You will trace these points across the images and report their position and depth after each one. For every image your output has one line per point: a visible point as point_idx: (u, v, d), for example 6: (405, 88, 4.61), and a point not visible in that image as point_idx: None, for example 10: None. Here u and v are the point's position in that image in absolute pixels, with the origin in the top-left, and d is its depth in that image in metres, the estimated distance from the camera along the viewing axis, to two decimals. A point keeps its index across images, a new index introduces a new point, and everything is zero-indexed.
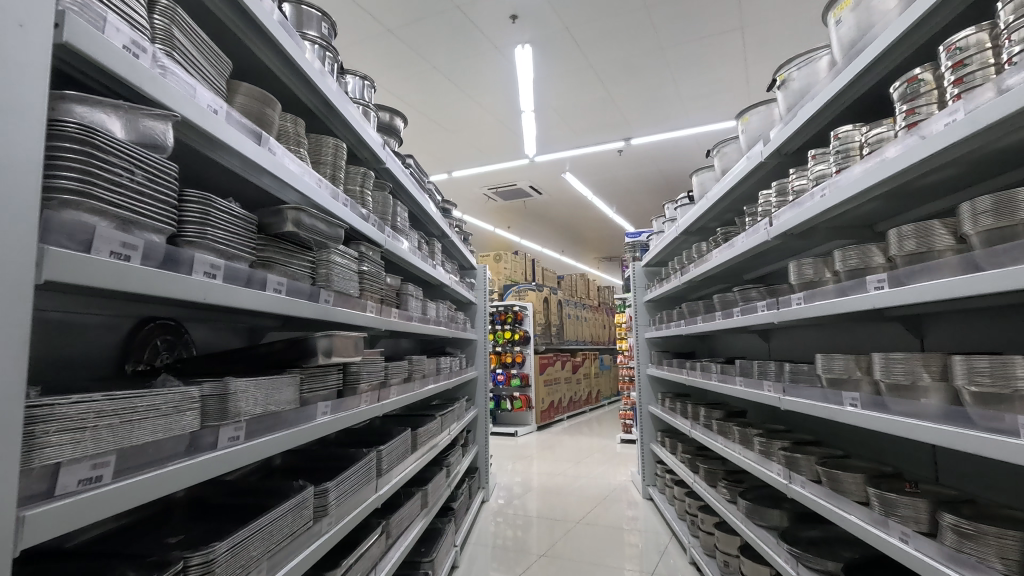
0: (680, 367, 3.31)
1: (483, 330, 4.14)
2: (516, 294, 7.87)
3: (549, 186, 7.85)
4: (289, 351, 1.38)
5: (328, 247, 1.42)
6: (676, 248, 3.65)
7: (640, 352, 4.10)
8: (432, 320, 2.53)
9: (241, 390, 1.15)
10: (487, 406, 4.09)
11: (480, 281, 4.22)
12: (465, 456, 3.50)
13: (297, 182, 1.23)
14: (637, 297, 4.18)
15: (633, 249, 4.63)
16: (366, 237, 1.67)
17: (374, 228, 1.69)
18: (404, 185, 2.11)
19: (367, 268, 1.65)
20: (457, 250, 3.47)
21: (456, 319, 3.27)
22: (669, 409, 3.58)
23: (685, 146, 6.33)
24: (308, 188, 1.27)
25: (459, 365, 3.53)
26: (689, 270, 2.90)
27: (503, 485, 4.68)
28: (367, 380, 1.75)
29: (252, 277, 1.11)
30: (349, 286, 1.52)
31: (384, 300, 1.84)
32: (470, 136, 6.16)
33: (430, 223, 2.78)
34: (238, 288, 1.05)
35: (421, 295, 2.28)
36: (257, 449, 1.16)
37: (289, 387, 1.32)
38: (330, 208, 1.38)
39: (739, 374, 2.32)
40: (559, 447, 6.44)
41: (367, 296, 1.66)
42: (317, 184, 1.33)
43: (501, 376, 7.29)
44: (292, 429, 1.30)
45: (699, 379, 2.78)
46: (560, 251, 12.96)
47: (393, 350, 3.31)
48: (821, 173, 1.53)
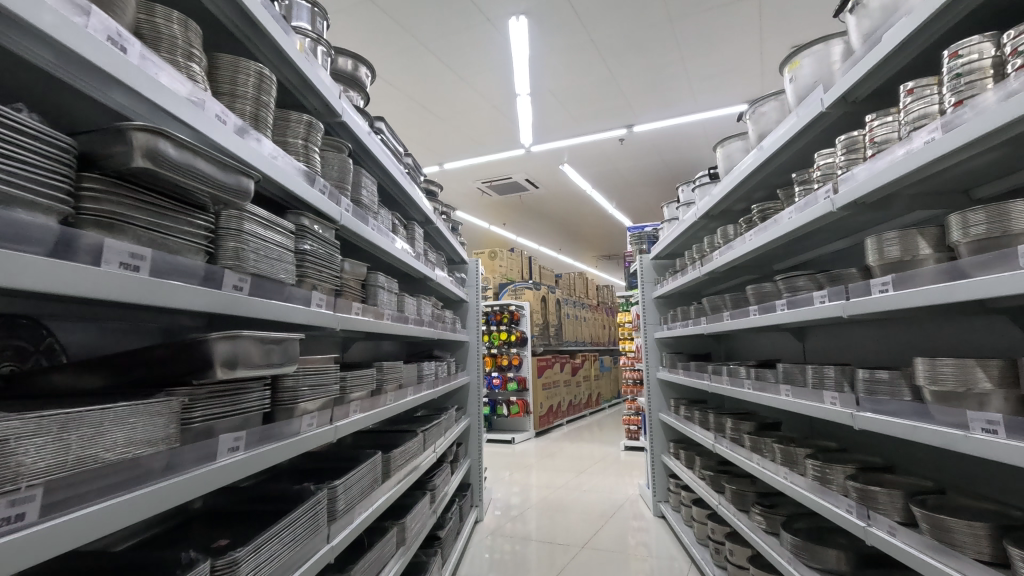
0: (697, 371, 2.91)
1: (475, 330, 3.75)
2: (513, 292, 7.48)
3: (546, 179, 7.48)
4: (177, 360, 0.94)
5: (237, 208, 1.02)
6: (691, 238, 3.26)
7: (649, 354, 3.71)
8: (412, 318, 2.14)
9: (39, 432, 0.64)
10: (481, 414, 3.69)
11: (471, 277, 3.84)
12: (456, 473, 3.10)
13: (173, 105, 0.83)
14: (645, 293, 3.78)
15: (640, 241, 4.24)
16: (310, 206, 1.27)
17: (323, 195, 1.30)
18: (372, 152, 1.72)
19: (311, 247, 1.26)
20: (444, 240, 3.08)
21: (443, 318, 2.88)
22: (683, 418, 3.19)
23: (691, 133, 5.97)
24: (193, 117, 0.87)
25: (448, 370, 3.14)
26: (710, 259, 2.51)
27: (499, 500, 4.28)
28: (319, 395, 1.34)
29: (70, 242, 0.69)
30: (278, 269, 1.12)
31: (339, 291, 1.44)
32: (462, 124, 5.76)
33: (410, 205, 2.38)
34: (44, 262, 0.63)
35: (394, 287, 1.88)
36: (63, 540, 0.64)
37: (166, 417, 0.84)
38: (233, 151, 0.97)
39: (781, 381, 1.93)
40: (559, 455, 6.04)
41: (312, 283, 1.26)
42: (212, 116, 0.92)
43: (497, 380, 6.90)
44: (183, 475, 0.86)
45: (724, 387, 2.38)
46: (557, 249, 12.56)
47: (371, 355, 2.91)
48: (920, 113, 1.15)
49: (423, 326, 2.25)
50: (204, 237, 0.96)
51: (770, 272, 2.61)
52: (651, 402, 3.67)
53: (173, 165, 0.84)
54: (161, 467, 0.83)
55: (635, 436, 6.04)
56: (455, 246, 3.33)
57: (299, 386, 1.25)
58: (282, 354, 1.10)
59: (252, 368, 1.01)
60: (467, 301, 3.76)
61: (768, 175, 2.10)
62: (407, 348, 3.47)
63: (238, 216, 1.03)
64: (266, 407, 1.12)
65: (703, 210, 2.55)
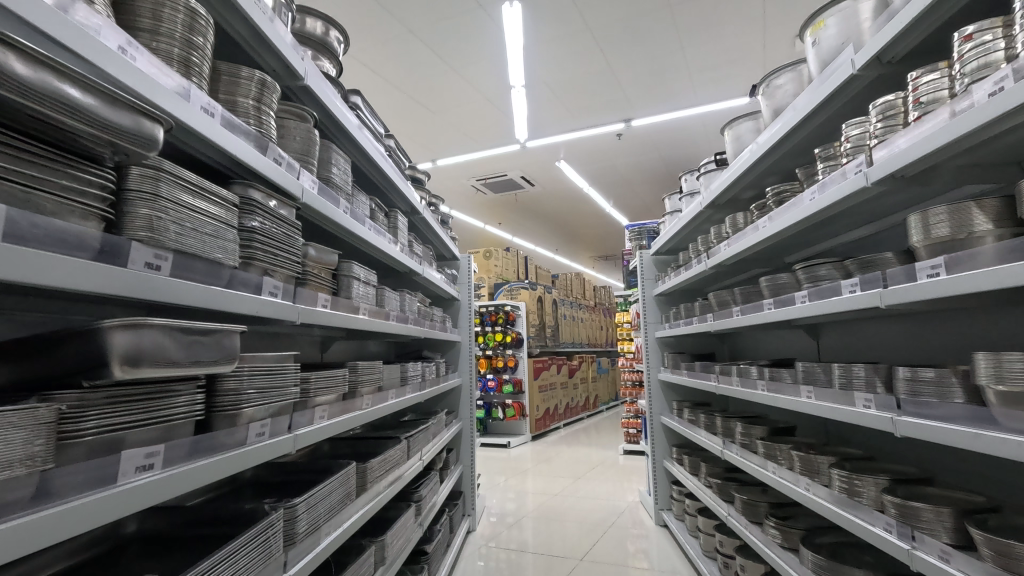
0: (700, 371, 2.72)
1: (468, 329, 3.57)
2: (508, 292, 7.30)
3: (542, 176, 7.31)
4: (81, 355, 0.76)
5: (148, 164, 0.85)
6: (694, 232, 3.09)
7: (649, 354, 3.54)
8: (395, 314, 1.95)
9: None
10: (474, 418, 3.51)
11: (463, 275, 3.66)
12: (446, 482, 2.91)
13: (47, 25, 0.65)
14: (645, 291, 3.61)
15: (639, 237, 4.06)
16: (261, 180, 1.10)
17: (280, 168, 1.12)
18: (345, 127, 1.55)
19: (260, 225, 1.07)
20: (433, 233, 2.90)
21: (432, 317, 2.69)
22: (686, 421, 3.01)
23: (690, 128, 5.81)
24: (80, 44, 0.69)
25: (439, 371, 2.96)
26: (715, 251, 2.34)
27: (494, 509, 4.09)
28: (276, 399, 1.16)
29: None
30: (214, 246, 0.94)
31: (301, 280, 1.26)
32: (454, 117, 5.59)
33: (392, 193, 2.20)
34: None
35: (371, 279, 1.70)
36: None
37: (38, 433, 0.65)
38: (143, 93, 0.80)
39: (800, 382, 1.75)
40: (555, 460, 5.86)
41: (263, 267, 1.08)
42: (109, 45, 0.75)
43: (492, 383, 6.71)
44: (63, 503, 0.66)
45: (732, 388, 2.19)
46: (553, 249, 12.39)
47: (354, 356, 2.72)
48: (983, 59, 0.99)
49: (407, 323, 2.07)
50: (101, 200, 0.78)
51: (781, 264, 2.44)
52: (652, 405, 3.50)
53: (43, 102, 0.67)
54: (29, 497, 0.63)
55: (634, 440, 5.86)
56: (446, 241, 3.15)
57: (246, 387, 1.06)
58: (212, 348, 0.92)
59: (167, 368, 0.83)
60: (459, 299, 3.58)
61: (782, 156, 1.93)
62: (394, 350, 3.29)
63: (153, 177, 0.86)
64: (200, 413, 0.94)
65: (708, 198, 2.38)
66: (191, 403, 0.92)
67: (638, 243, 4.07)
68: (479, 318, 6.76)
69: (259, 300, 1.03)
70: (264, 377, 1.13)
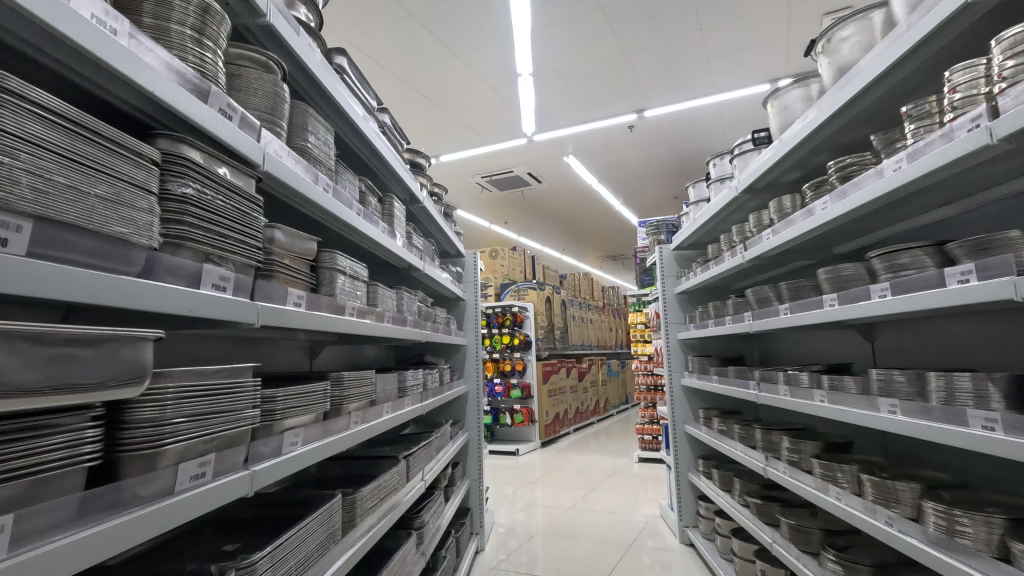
0: (732, 376, 2.44)
1: (474, 331, 3.30)
2: (515, 293, 7.03)
3: (549, 172, 7.04)
4: None
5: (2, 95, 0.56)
6: (722, 223, 2.82)
7: (671, 358, 3.26)
8: (392, 314, 1.69)
9: None
10: (481, 428, 3.24)
11: (468, 272, 3.39)
12: (451, 501, 2.63)
13: None
14: (666, 289, 3.34)
15: (658, 231, 3.79)
16: (197, 140, 0.84)
17: (234, 128, 0.87)
18: (327, 89, 1.30)
19: (195, 191, 0.81)
20: (435, 226, 2.64)
21: (434, 318, 2.43)
22: (715, 432, 2.73)
23: (706, 117, 5.55)
24: None
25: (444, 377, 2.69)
26: (755, 241, 2.07)
27: (503, 524, 3.81)
28: (220, 426, 0.89)
29: None
30: (121, 216, 0.67)
31: (263, 272, 1.00)
32: (458, 110, 5.34)
33: (388, 176, 1.94)
34: None
35: (361, 273, 1.43)
36: None
37: None
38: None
39: (870, 391, 1.47)
40: (566, 468, 5.58)
41: (201, 250, 0.82)
42: None
43: (499, 387, 6.44)
44: None
45: (776, 397, 1.92)
46: (560, 249, 12.12)
47: (348, 363, 2.46)
48: None
49: (405, 325, 1.80)
50: None
51: (827, 256, 2.16)
52: (675, 413, 3.22)
53: None
54: None
55: (649, 446, 5.57)
56: (450, 236, 2.89)
57: (176, 413, 0.80)
58: (101, 364, 0.65)
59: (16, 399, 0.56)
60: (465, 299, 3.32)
61: (841, 127, 1.66)
62: (392, 355, 3.03)
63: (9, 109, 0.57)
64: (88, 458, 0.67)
65: (745, 182, 2.11)
66: (73, 440, 0.65)
67: (656, 237, 3.79)
68: (484, 320, 6.50)
69: (194, 292, 0.76)
70: (206, 395, 0.87)
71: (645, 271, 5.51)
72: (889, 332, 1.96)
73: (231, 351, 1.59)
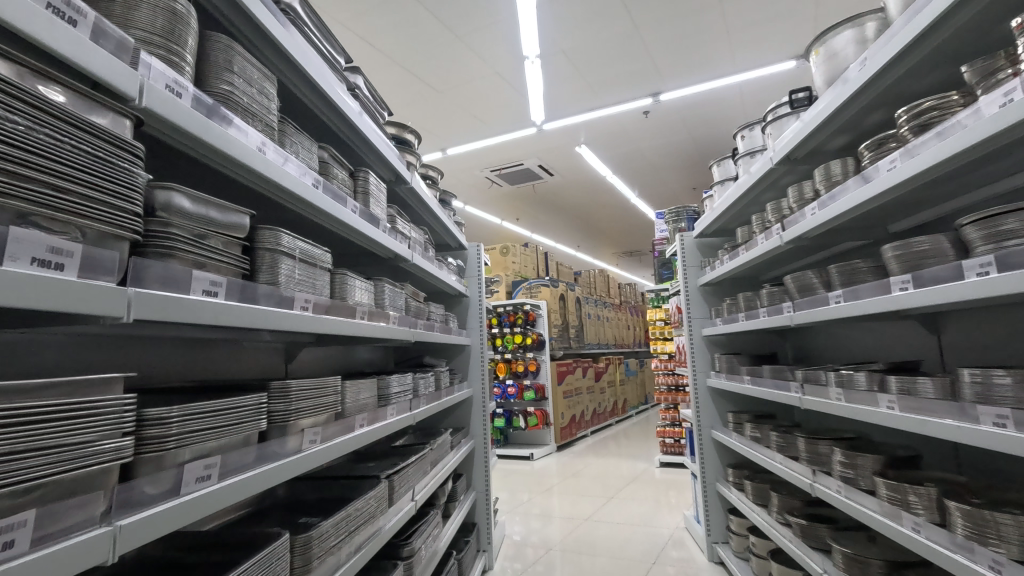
0: (767, 377, 2.14)
1: (478, 330, 3.04)
2: (528, 290, 6.76)
3: (561, 164, 6.76)
4: None
5: None
6: (752, 204, 2.52)
7: (695, 356, 2.96)
8: (367, 310, 1.43)
9: None
10: (488, 435, 2.97)
11: (471, 267, 3.13)
12: (454, 518, 2.36)
13: None
14: (688, 281, 3.04)
15: (678, 218, 3.48)
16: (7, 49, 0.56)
17: (90, 48, 0.60)
18: (268, 28, 1.05)
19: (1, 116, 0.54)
20: (431, 214, 2.38)
21: (430, 316, 2.17)
22: (747, 440, 2.43)
23: (727, 101, 5.23)
24: None
25: (444, 380, 2.43)
26: (795, 219, 1.77)
27: (514, 537, 3.55)
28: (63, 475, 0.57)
29: None
30: None
31: (146, 251, 0.74)
32: (464, 98, 5.09)
33: (368, 152, 1.69)
34: None
35: (319, 257, 1.18)
36: None
37: None
38: None
39: (953, 396, 1.17)
40: (583, 473, 5.29)
41: (14, 208, 0.53)
42: None
43: (512, 389, 6.17)
44: None
45: (826, 401, 1.62)
46: (574, 246, 11.80)
47: (335, 367, 2.21)
48: None
49: (387, 321, 1.55)
50: None
51: (881, 235, 1.86)
52: (700, 417, 2.92)
53: None
54: None
55: (670, 451, 5.26)
56: (448, 226, 2.63)
57: None
58: None
59: None
60: (468, 295, 3.06)
61: (909, 72, 1.37)
62: (388, 357, 2.79)
63: None
64: None
65: (783, 151, 1.82)
66: None
67: (676, 225, 3.49)
68: (496, 319, 6.23)
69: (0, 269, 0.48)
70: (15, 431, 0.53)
71: (664, 265, 5.21)
72: (961, 323, 1.65)
73: (179, 353, 1.35)
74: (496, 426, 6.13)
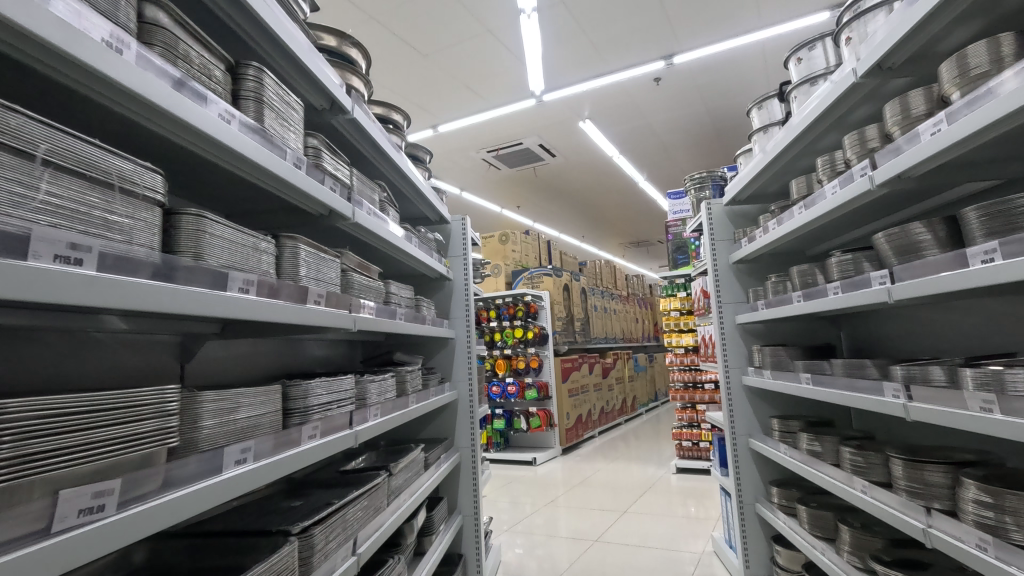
0: (839, 376, 1.61)
1: (463, 321, 2.52)
2: (528, 280, 6.23)
3: (564, 142, 6.23)
4: None
5: None
6: (804, 155, 1.99)
7: (726, 349, 2.44)
8: (254, 281, 0.91)
9: None
10: (476, 446, 2.46)
11: (455, 245, 2.60)
12: (433, 554, 1.84)
13: None
14: (716, 257, 2.51)
15: (702, 186, 2.95)
16: None
17: None
18: None
19: None
20: (395, 171, 1.86)
21: (389, 299, 1.66)
22: (802, 456, 1.90)
23: (747, 64, 4.70)
24: None
25: (417, 382, 1.91)
26: (890, 151, 1.24)
27: (511, 563, 3.03)
28: None
29: None
30: None
31: None
32: (453, 64, 4.56)
33: (278, 58, 1.17)
34: None
35: (112, 171, 0.68)
36: None
37: None
38: None
39: None
40: (591, 480, 4.78)
41: None
42: None
43: (512, 388, 5.66)
44: None
45: (956, 415, 1.08)
46: (578, 235, 11.24)
47: (269, 368, 1.71)
48: None
49: (297, 299, 1.04)
50: None
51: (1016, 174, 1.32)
52: (734, 423, 2.40)
53: None
54: None
55: (688, 455, 4.73)
56: (422, 190, 2.10)
57: None
58: None
59: None
60: (451, 279, 2.54)
61: None
62: (348, 355, 2.28)
63: None
64: None
65: (873, 56, 1.29)
66: None
67: (699, 194, 2.96)
68: (494, 312, 5.72)
69: None
70: None
71: (680, 249, 4.75)
72: None
73: None
74: (495, 428, 5.62)
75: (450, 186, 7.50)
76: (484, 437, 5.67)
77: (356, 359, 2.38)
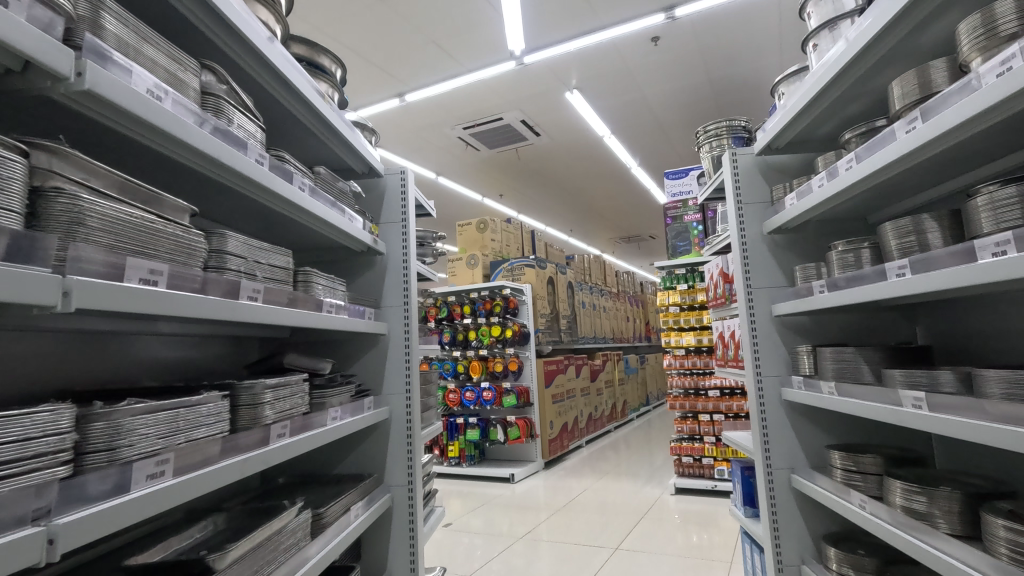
0: (988, 398, 0.95)
1: (400, 312, 1.83)
2: (508, 272, 5.55)
3: (549, 117, 5.56)
4: None
5: None
6: (894, 60, 1.33)
7: (757, 351, 1.79)
8: None
9: None
10: (416, 482, 1.79)
11: (391, 206, 1.90)
12: None
13: None
14: (745, 227, 1.85)
15: (719, 141, 2.26)
16: None
17: None
18: None
19: None
20: (257, 65, 1.16)
21: (226, 266, 0.97)
22: (891, 515, 1.24)
23: (759, 19, 4.08)
24: None
25: (304, 402, 1.23)
26: None
27: None
28: None
29: None
30: None
31: None
32: (417, 13, 3.86)
33: None
34: None
35: None
36: None
37: None
38: None
39: None
40: (576, 502, 4.12)
41: None
42: None
43: (488, 395, 4.87)
44: None
45: None
46: (566, 229, 10.60)
47: (21, 388, 0.99)
48: None
49: None
50: None
51: None
52: (769, 453, 1.74)
53: None
54: None
55: (689, 473, 4.09)
56: (323, 113, 1.41)
57: None
58: None
59: None
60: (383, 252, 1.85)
61: None
62: (219, 357, 1.59)
63: None
64: None
65: None
66: None
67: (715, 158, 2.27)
68: (468, 307, 5.06)
69: None
70: None
71: (680, 235, 4.23)
72: None
73: None
74: (468, 439, 4.94)
75: (426, 169, 6.82)
76: (456, 449, 4.99)
77: (236, 362, 1.68)
